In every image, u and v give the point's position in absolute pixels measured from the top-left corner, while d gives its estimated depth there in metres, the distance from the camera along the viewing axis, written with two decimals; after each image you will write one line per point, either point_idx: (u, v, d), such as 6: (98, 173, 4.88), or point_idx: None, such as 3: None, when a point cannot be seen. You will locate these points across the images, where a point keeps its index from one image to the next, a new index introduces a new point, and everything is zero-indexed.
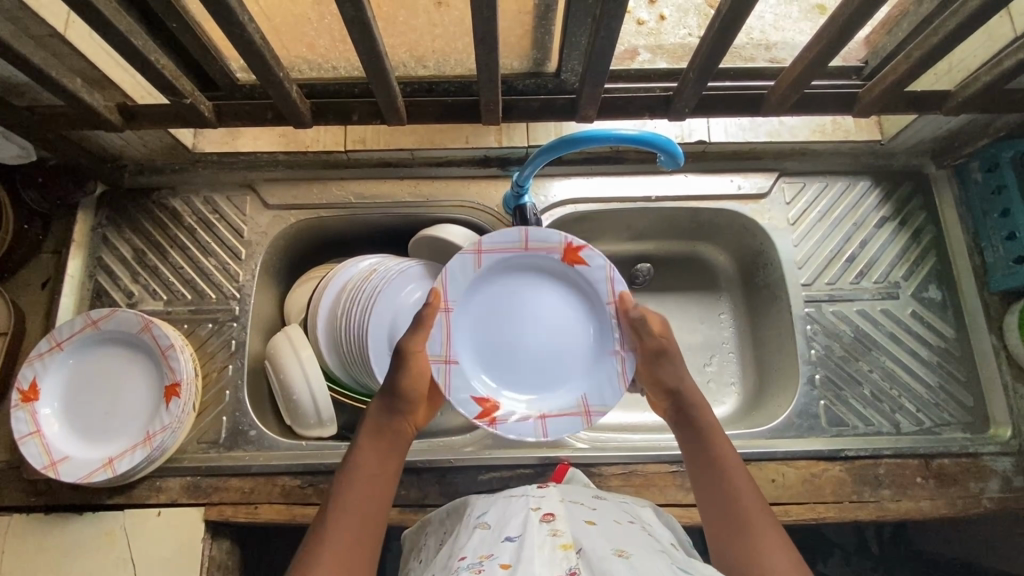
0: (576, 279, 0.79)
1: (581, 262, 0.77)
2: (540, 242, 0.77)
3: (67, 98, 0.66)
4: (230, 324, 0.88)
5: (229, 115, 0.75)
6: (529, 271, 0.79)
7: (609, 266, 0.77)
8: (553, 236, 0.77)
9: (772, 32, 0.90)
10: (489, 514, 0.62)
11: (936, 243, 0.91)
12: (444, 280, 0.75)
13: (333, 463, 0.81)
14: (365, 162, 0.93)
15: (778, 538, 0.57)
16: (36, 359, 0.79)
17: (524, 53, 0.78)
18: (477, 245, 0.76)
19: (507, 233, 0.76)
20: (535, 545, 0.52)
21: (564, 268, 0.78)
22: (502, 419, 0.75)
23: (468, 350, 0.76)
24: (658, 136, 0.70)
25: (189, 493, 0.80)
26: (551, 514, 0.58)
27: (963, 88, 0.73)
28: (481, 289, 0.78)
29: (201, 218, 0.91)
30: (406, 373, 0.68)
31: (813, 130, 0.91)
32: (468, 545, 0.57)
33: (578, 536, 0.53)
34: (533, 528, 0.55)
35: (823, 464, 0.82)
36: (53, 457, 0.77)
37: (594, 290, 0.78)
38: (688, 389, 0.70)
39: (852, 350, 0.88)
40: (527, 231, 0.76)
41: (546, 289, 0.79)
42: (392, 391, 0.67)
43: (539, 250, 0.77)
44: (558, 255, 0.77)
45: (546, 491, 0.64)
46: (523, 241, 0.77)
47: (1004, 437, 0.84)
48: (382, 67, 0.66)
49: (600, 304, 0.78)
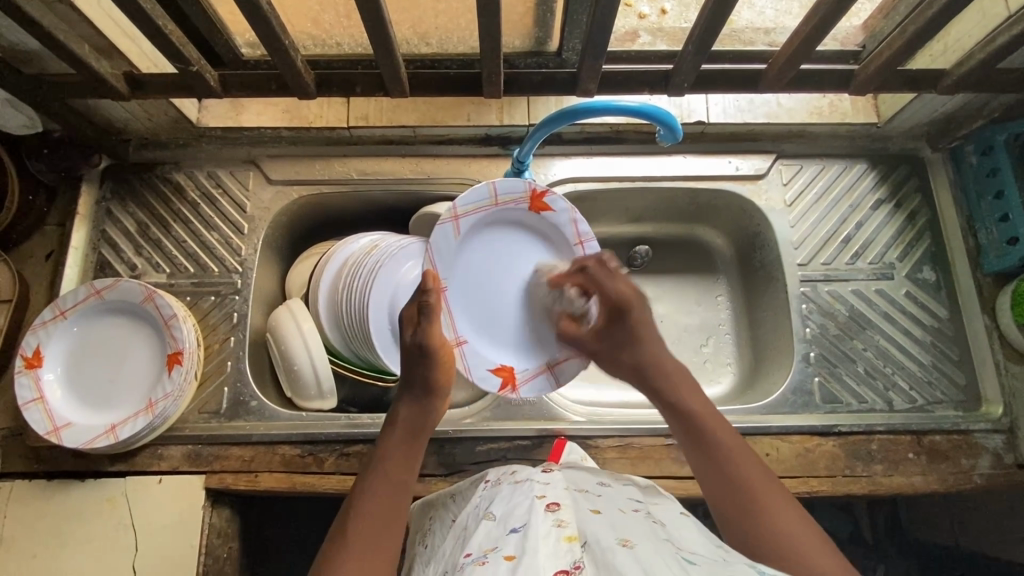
0: (543, 223, 0.84)
1: (546, 207, 0.82)
2: (507, 194, 0.81)
3: (76, 63, 0.67)
4: (232, 297, 0.88)
5: (234, 85, 0.76)
6: (503, 223, 0.83)
7: (571, 209, 0.83)
8: (520, 185, 0.80)
9: (770, 28, 0.88)
10: (495, 504, 0.62)
11: (931, 225, 0.93)
12: (432, 257, 0.79)
13: (332, 433, 0.82)
14: (367, 139, 0.94)
15: (795, 514, 0.56)
16: (39, 327, 0.80)
17: (526, 31, 0.79)
18: (453, 211, 0.79)
19: (478, 191, 0.79)
20: (539, 535, 0.53)
21: (533, 215, 0.83)
22: (520, 381, 0.82)
23: (473, 322, 0.82)
24: (658, 108, 0.71)
25: (190, 461, 0.81)
26: (556, 503, 0.58)
27: (959, 66, 0.74)
28: (463, 256, 0.81)
29: (204, 192, 0.92)
30: (441, 372, 0.71)
31: (811, 111, 0.92)
32: (474, 539, 0.57)
33: (582, 526, 0.54)
34: (538, 517, 0.55)
35: (817, 439, 0.83)
36: (56, 423, 0.78)
37: (558, 230, 0.84)
38: (663, 360, 0.72)
39: (846, 328, 0.89)
40: (496, 185, 0.80)
41: (515, 238, 0.84)
42: (427, 389, 0.70)
43: (508, 202, 0.82)
44: (525, 203, 0.82)
45: (552, 479, 0.64)
46: (492, 196, 0.80)
47: (996, 414, 0.85)
48: (387, 38, 0.67)
49: (568, 246, 0.85)
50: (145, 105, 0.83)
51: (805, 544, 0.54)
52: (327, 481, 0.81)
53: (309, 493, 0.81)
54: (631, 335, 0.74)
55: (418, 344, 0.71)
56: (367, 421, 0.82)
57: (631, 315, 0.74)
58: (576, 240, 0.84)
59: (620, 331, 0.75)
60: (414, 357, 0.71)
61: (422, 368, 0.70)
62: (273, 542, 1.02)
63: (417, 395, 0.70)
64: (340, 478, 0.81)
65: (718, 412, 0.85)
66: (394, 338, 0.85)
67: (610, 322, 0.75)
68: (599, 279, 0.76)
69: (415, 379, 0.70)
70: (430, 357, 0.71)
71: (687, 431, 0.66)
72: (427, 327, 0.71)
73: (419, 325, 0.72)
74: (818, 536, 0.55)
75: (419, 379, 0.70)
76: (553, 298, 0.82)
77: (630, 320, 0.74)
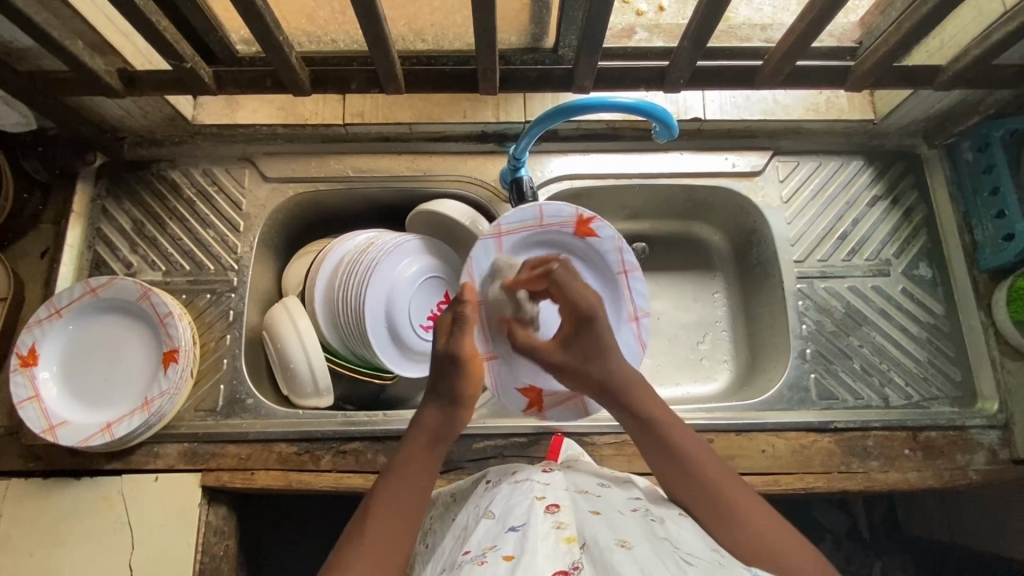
0: (588, 248, 0.82)
1: (592, 233, 0.81)
2: (554, 217, 0.79)
3: (69, 60, 0.66)
4: (228, 294, 0.88)
5: (229, 82, 0.76)
6: (547, 246, 0.82)
7: (618, 237, 0.81)
8: (567, 210, 0.79)
9: (767, 24, 0.88)
10: (494, 503, 0.61)
11: (927, 221, 0.93)
12: (470, 270, 0.78)
13: (328, 431, 0.82)
14: (363, 136, 0.93)
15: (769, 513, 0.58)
16: (35, 325, 0.80)
17: (523, 28, 0.79)
18: (496, 230, 0.78)
19: (523, 213, 0.78)
20: (538, 536, 0.52)
21: (577, 240, 0.82)
22: (546, 403, 0.83)
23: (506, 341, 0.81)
24: (654, 104, 0.71)
25: (186, 459, 0.81)
26: (555, 504, 0.57)
27: (955, 62, 0.74)
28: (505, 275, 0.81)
29: (200, 190, 0.92)
30: (470, 384, 0.70)
31: (807, 107, 0.92)
32: (473, 537, 0.57)
33: (582, 527, 0.53)
34: (537, 518, 0.55)
35: (813, 435, 0.83)
36: (51, 422, 0.78)
37: (602, 257, 0.83)
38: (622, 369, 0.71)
39: (842, 325, 0.89)
40: (543, 208, 0.78)
41: None
42: (454, 399, 0.69)
43: (554, 225, 0.80)
44: (571, 228, 0.80)
45: (551, 479, 0.64)
46: (538, 219, 0.79)
47: (991, 410, 0.85)
48: (382, 34, 0.67)
49: (612, 273, 0.83)
50: (140, 102, 0.82)
51: (783, 543, 0.56)
52: (324, 479, 0.81)
53: (305, 491, 0.81)
54: (598, 344, 0.73)
55: (450, 354, 0.70)
56: (364, 419, 0.82)
57: (596, 323, 0.73)
58: (619, 268, 0.83)
59: (584, 340, 0.74)
60: (444, 365, 0.70)
61: (452, 379, 0.69)
62: (270, 540, 1.02)
63: (443, 405, 0.69)
64: (337, 476, 0.81)
65: (714, 409, 0.85)
66: (389, 335, 0.86)
67: (576, 330, 0.74)
68: (559, 283, 0.76)
69: (443, 389, 0.69)
70: (461, 367, 0.69)
71: (651, 440, 0.66)
72: (460, 338, 0.71)
73: (452, 334, 0.72)
74: (794, 535, 0.57)
75: (447, 389, 0.69)
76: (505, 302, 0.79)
77: (596, 327, 0.73)
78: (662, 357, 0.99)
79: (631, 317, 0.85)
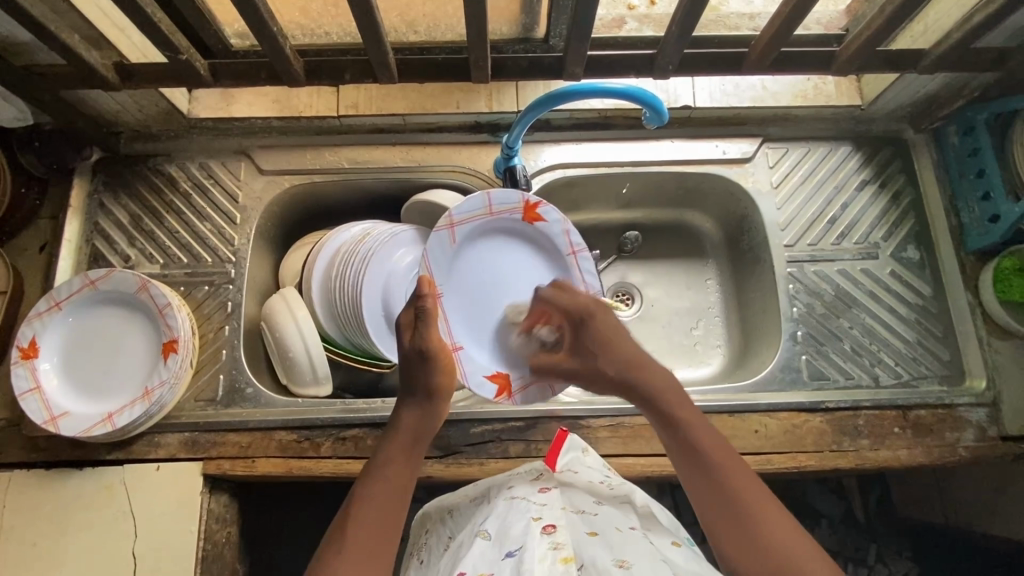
0: (536, 232, 0.86)
1: (539, 218, 0.84)
2: (503, 204, 0.82)
3: (67, 54, 0.67)
4: (226, 286, 0.89)
5: (225, 74, 0.77)
6: (496, 231, 0.84)
7: (563, 220, 0.85)
8: (514, 197, 0.82)
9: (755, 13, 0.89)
10: (490, 520, 0.65)
11: (915, 204, 0.94)
12: (430, 265, 0.80)
13: (327, 418, 0.83)
14: (357, 128, 0.94)
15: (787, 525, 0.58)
16: (35, 318, 0.81)
17: (513, 17, 0.82)
18: (449, 220, 0.80)
19: (473, 201, 0.80)
20: (535, 557, 0.57)
21: (526, 224, 0.85)
22: (516, 389, 0.82)
23: (467, 329, 0.82)
24: (643, 90, 0.72)
25: (187, 448, 0.82)
26: (552, 524, 0.61)
27: (937, 45, 0.76)
28: (458, 266, 0.82)
29: (196, 183, 0.93)
30: (442, 375, 0.71)
31: (796, 95, 0.93)
32: (468, 556, 0.61)
33: (578, 548, 0.59)
34: (534, 540, 0.59)
35: (804, 415, 0.85)
36: (53, 413, 0.78)
37: (551, 241, 0.86)
38: (641, 365, 0.72)
39: (832, 307, 0.91)
40: (491, 195, 0.81)
41: (506, 249, 0.85)
42: (429, 393, 0.71)
43: (503, 212, 0.83)
44: (519, 214, 0.84)
45: (547, 498, 0.66)
46: (487, 205, 0.82)
47: (979, 388, 0.86)
48: (374, 25, 0.67)
49: (562, 256, 0.86)
50: (136, 96, 0.83)
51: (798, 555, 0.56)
52: (323, 465, 0.82)
53: (306, 478, 0.82)
54: (601, 334, 0.75)
55: (417, 349, 0.71)
56: (362, 405, 0.83)
57: (592, 316, 0.77)
58: (569, 250, 0.86)
59: (587, 336, 0.76)
60: (414, 361, 0.71)
61: (423, 372, 0.71)
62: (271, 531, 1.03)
63: (420, 400, 0.71)
64: (336, 462, 0.82)
65: (707, 391, 0.87)
66: (387, 325, 0.87)
67: (578, 332, 0.77)
68: (548, 298, 0.81)
69: (415, 385, 0.71)
70: (430, 360, 0.71)
71: (677, 451, 0.65)
72: (424, 331, 0.72)
73: (417, 329, 0.73)
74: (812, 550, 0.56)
75: (419, 383, 0.71)
76: (524, 343, 0.83)
77: (593, 322, 0.76)
78: (656, 343, 1.01)
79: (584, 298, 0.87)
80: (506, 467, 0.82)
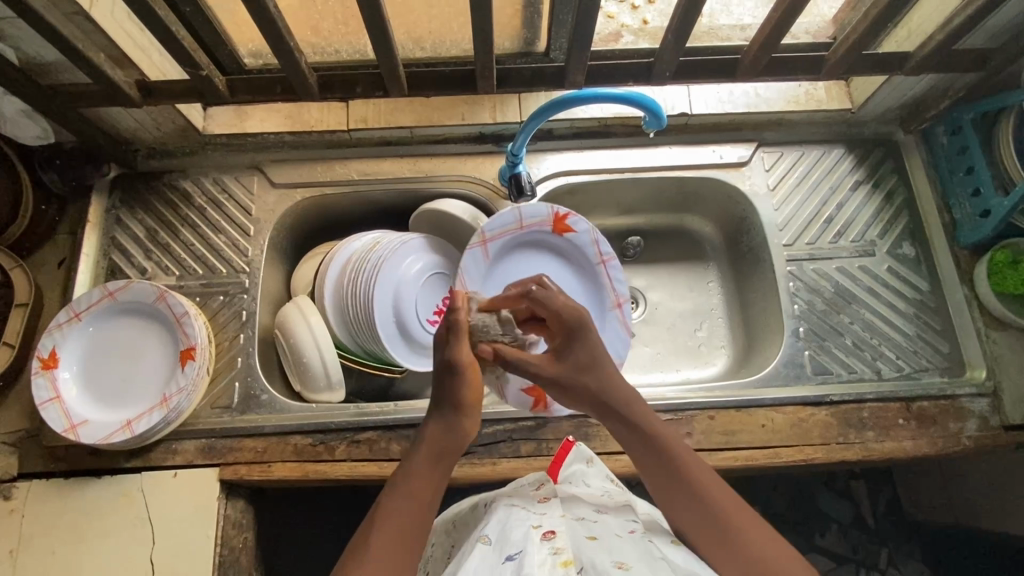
0: (566, 244, 0.93)
1: (569, 229, 0.91)
2: (532, 218, 0.89)
3: (94, 72, 0.71)
4: (241, 295, 0.91)
5: (242, 90, 0.81)
6: (529, 243, 0.92)
7: (593, 230, 0.92)
8: (544, 211, 0.89)
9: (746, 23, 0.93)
10: (489, 526, 0.64)
11: (908, 203, 0.97)
12: (466, 280, 0.87)
13: (341, 421, 0.85)
14: (366, 141, 0.98)
15: (774, 541, 0.58)
16: (55, 329, 0.83)
17: (515, 32, 0.85)
18: (482, 237, 0.87)
19: (505, 217, 0.87)
20: (535, 563, 0.56)
21: (556, 236, 0.92)
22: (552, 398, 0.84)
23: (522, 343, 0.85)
24: (643, 95, 0.76)
25: (203, 454, 0.83)
26: (552, 530, 0.60)
27: (921, 47, 0.79)
28: (493, 272, 0.90)
29: (211, 197, 0.96)
30: (472, 389, 0.69)
31: (789, 100, 0.97)
32: (468, 562, 0.59)
33: (578, 551, 0.57)
34: (534, 546, 0.58)
35: (809, 409, 0.86)
36: (72, 421, 0.80)
37: (580, 250, 0.93)
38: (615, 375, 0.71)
39: (833, 303, 0.93)
40: (521, 211, 0.88)
41: (540, 258, 0.93)
42: (456, 407, 0.68)
43: (533, 225, 0.90)
44: (549, 227, 0.91)
45: (547, 508, 0.65)
46: (518, 221, 0.89)
47: (980, 378, 0.88)
48: (386, 39, 0.71)
49: (592, 264, 0.94)
50: (154, 113, 0.87)
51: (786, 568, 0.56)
52: (339, 468, 0.83)
53: (321, 481, 0.83)
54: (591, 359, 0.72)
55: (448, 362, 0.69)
56: (377, 408, 0.85)
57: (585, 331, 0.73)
58: (599, 259, 0.93)
59: (580, 354, 0.72)
60: (445, 375, 0.69)
61: (457, 384, 0.68)
62: (283, 541, 1.04)
63: (445, 413, 0.68)
64: (351, 465, 0.83)
65: (712, 388, 0.88)
66: (398, 329, 0.89)
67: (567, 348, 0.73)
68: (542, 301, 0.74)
69: (445, 396, 0.69)
70: (460, 374, 0.68)
71: (653, 459, 0.65)
72: (457, 346, 0.70)
73: (449, 342, 0.70)
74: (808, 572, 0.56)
75: (448, 397, 0.68)
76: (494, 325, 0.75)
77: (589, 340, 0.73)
78: (661, 345, 1.03)
79: (615, 305, 0.93)
80: (519, 466, 0.83)
